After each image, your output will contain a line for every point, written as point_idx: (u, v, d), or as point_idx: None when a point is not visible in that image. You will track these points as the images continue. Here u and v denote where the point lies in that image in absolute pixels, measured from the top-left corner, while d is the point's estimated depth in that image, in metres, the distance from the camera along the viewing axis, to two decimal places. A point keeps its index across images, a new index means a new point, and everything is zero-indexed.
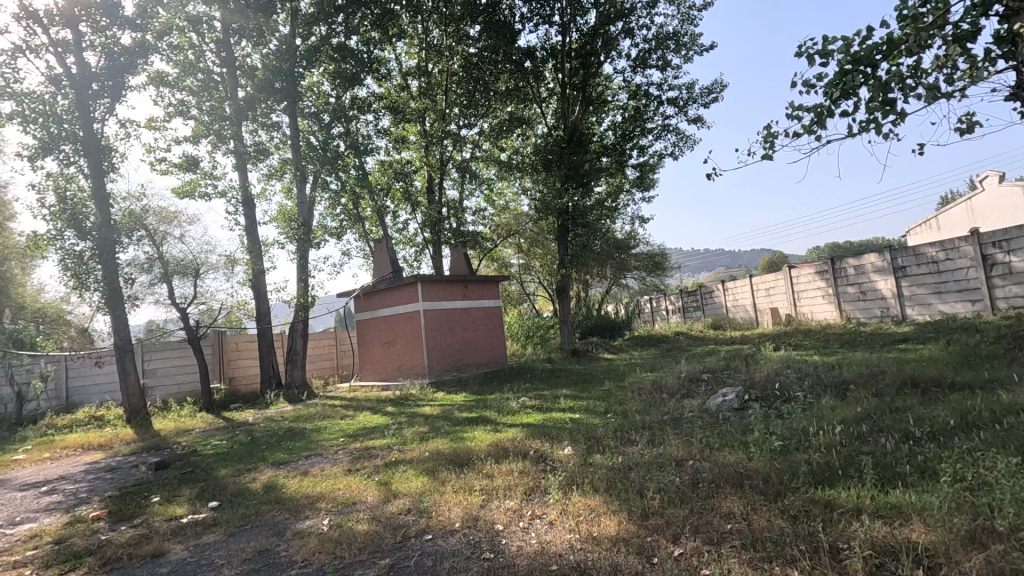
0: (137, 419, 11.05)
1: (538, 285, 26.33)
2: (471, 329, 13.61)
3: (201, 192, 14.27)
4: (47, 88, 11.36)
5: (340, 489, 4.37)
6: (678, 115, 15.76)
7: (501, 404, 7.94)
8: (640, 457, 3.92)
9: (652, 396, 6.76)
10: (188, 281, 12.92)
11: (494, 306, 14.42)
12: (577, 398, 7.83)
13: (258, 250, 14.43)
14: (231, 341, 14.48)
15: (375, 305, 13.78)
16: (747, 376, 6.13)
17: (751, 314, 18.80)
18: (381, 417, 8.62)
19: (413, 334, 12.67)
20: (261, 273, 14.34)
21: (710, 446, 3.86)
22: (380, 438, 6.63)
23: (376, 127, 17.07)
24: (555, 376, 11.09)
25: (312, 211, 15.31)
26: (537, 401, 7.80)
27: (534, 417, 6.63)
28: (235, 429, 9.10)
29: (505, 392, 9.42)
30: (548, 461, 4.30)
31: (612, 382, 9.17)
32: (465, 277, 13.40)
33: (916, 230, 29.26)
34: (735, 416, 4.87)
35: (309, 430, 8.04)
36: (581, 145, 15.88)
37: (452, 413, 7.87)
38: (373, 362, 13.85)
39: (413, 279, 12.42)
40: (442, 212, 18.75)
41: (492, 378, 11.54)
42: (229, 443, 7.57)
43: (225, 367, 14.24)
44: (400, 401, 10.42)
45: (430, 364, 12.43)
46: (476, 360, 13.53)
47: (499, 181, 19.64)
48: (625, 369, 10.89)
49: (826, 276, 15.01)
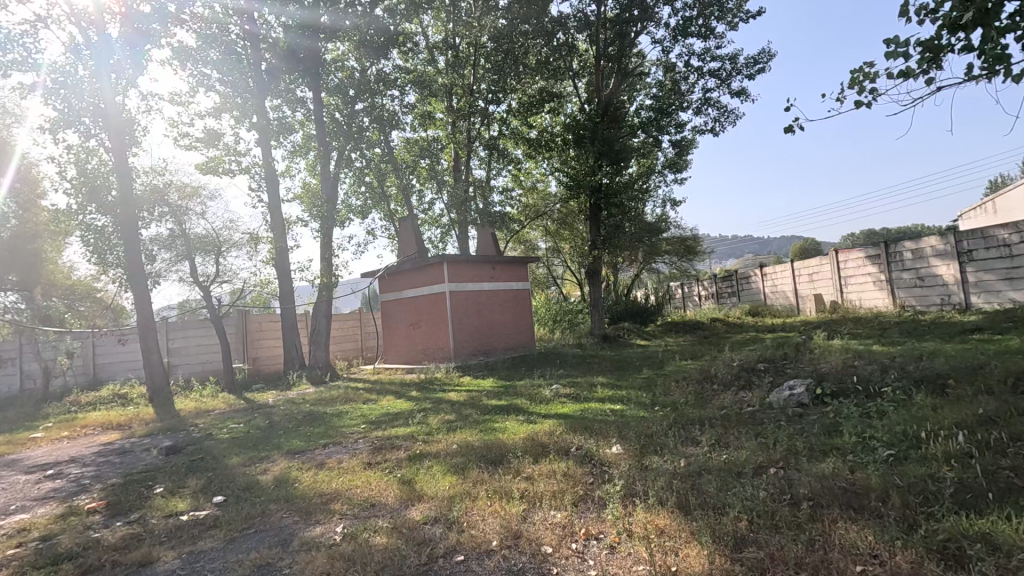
0: (159, 398, 10.90)
1: (565, 268, 25.66)
2: (498, 312, 13.07)
3: (224, 168, 13.97)
4: (67, 58, 10.98)
5: (358, 488, 3.88)
6: (720, 87, 14.78)
7: (532, 391, 7.39)
8: (708, 462, 3.33)
9: (702, 387, 6.12)
10: (210, 259, 12.65)
11: (522, 288, 13.86)
12: (614, 387, 7.24)
13: (281, 228, 14.08)
14: (255, 321, 14.24)
15: (400, 286, 13.31)
16: (813, 367, 5.44)
17: (792, 300, 17.77)
18: (404, 402, 8.18)
19: (438, 316, 12.19)
20: (285, 251, 13.99)
21: (795, 450, 3.25)
22: (403, 426, 6.15)
23: (402, 103, 16.49)
24: (587, 362, 10.47)
25: (335, 188, 14.84)
26: (571, 389, 7.23)
27: (570, 407, 6.07)
28: (254, 411, 8.78)
29: (536, 378, 8.87)
30: (595, 462, 3.74)
31: (650, 370, 8.55)
32: (493, 258, 12.86)
33: (971, 214, 27.58)
34: (809, 414, 4.22)
35: (329, 414, 7.63)
36: (616, 120, 15.02)
37: (480, 400, 7.36)
38: (397, 345, 13.44)
39: (439, 260, 11.92)
40: (469, 192, 18.15)
41: (520, 363, 10.99)
42: (247, 427, 7.21)
43: (249, 347, 14.03)
44: (424, 385, 9.95)
45: (456, 347, 11.96)
46: (503, 344, 13.02)
47: (528, 159, 18.88)
48: (662, 356, 10.22)
49: (879, 261, 13.97)
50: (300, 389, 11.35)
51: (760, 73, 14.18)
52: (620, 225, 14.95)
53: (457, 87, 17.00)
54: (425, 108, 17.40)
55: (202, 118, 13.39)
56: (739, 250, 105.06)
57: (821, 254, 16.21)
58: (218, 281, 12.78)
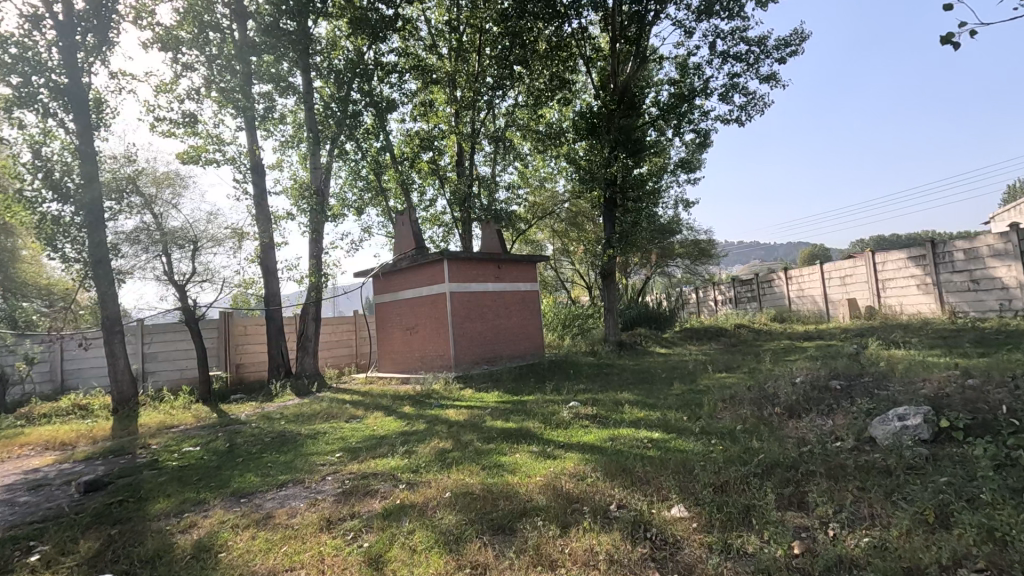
0: (125, 410, 9.87)
1: (574, 271, 24.49)
2: (504, 316, 11.86)
3: (207, 159, 12.86)
4: (26, 29, 9.80)
5: (305, 568, 2.66)
6: (747, 72, 13.56)
7: (547, 411, 6.16)
8: (847, 555, 2.10)
9: (763, 411, 4.85)
10: (187, 255, 11.52)
11: (531, 290, 12.66)
12: (646, 406, 6.01)
13: (268, 222, 12.92)
14: (238, 324, 13.08)
15: (396, 287, 12.08)
16: (916, 390, 4.21)
17: (821, 305, 16.44)
18: (395, 421, 6.97)
19: (438, 320, 10.97)
20: (272, 248, 12.83)
21: (992, 537, 2.03)
22: (388, 456, 4.94)
23: (401, 91, 15.39)
24: (605, 374, 9.23)
25: (328, 181, 13.68)
26: (594, 409, 5.97)
27: (596, 435, 4.84)
28: (220, 429, 7.56)
29: (549, 393, 7.64)
30: (653, 539, 2.51)
31: (683, 385, 7.32)
32: (499, 256, 11.67)
33: (1001, 216, 26.32)
34: (950, 461, 2.99)
35: (304, 435, 6.40)
36: (633, 108, 13.80)
37: (483, 420, 6.13)
38: (392, 352, 12.21)
39: (439, 257, 10.71)
40: (472, 188, 17.01)
41: (529, 374, 9.76)
42: (202, 451, 5.99)
43: (232, 353, 12.87)
44: (420, 399, 8.73)
45: (457, 355, 10.73)
46: (509, 352, 11.81)
47: (536, 154, 17.70)
48: (692, 368, 8.98)
49: (924, 262, 12.68)
50: (283, 401, 10.17)
51: (792, 56, 12.97)
52: (636, 222, 13.75)
53: (461, 75, 15.88)
54: (426, 97, 16.27)
55: (182, 103, 12.32)
56: (747, 255, 103.78)
57: (856, 256, 14.88)
58: (198, 280, 11.67)
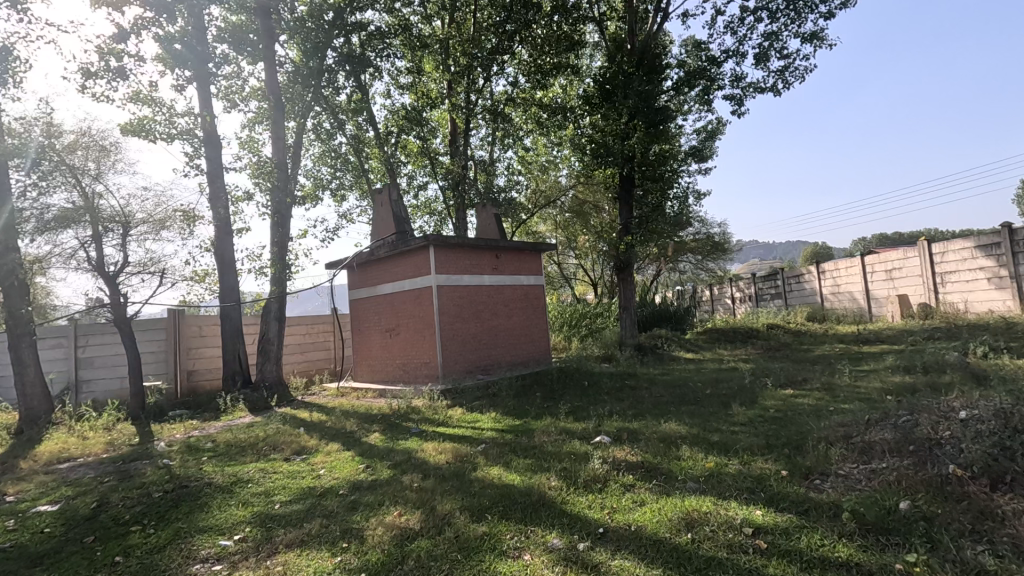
0: (29, 431, 7.96)
1: (579, 267, 22.65)
2: (503, 316, 9.91)
3: (153, 131, 10.91)
4: None
5: None
6: (789, 27, 11.59)
7: (566, 455, 4.26)
8: None
9: (934, 475, 2.93)
10: (119, 241, 9.57)
11: (534, 284, 10.72)
12: (713, 449, 4.10)
13: (223, 203, 10.89)
14: (191, 325, 11.15)
15: (374, 280, 10.10)
16: None
17: (862, 303, 14.53)
18: (353, 460, 5.06)
19: (423, 320, 9.02)
20: (228, 234, 10.83)
21: None
22: (316, 547, 3.03)
23: (387, 58, 13.54)
24: (632, 389, 7.32)
25: (297, 157, 11.70)
26: (638, 455, 4.04)
27: (657, 517, 2.93)
28: (122, 465, 5.63)
29: (563, 420, 5.71)
30: None
31: (747, 409, 5.40)
32: (496, 243, 9.73)
33: None
34: None
35: (215, 484, 4.46)
36: (654, 71, 11.88)
37: (473, 469, 4.21)
38: (369, 358, 10.26)
39: (425, 243, 8.76)
40: (468, 171, 15.15)
41: (536, 388, 7.85)
42: (55, 514, 4.02)
43: (182, 359, 10.94)
44: (398, 422, 6.80)
45: (447, 363, 8.79)
46: (509, 358, 9.88)
47: (538, 133, 15.80)
48: (742, 381, 7.07)
49: (997, 252, 10.77)
50: (230, 420, 8.23)
51: (843, 8, 10.99)
52: (661, 205, 12.06)
53: (454, 40, 13.96)
54: (415, 67, 14.34)
55: (119, 61, 10.37)
56: (749, 253, 102.55)
57: (907, 246, 12.98)
58: (135, 271, 9.71)
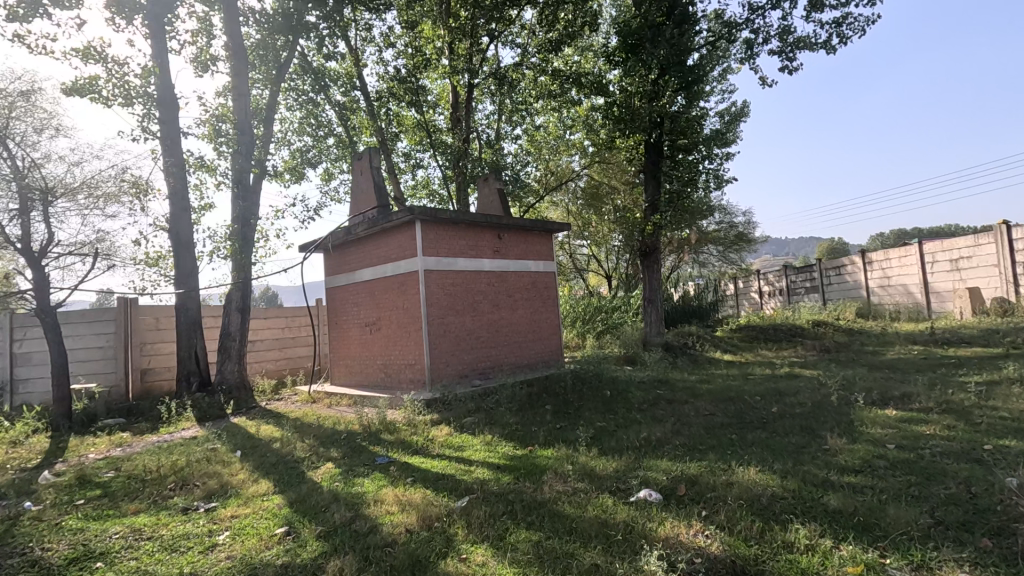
0: None
1: (591, 258, 20.96)
2: (505, 309, 8.25)
3: (101, 90, 9.37)
4: None
5: None
6: None
7: (596, 535, 2.61)
8: None
9: None
10: (44, 215, 8.01)
11: (544, 272, 9.05)
12: (846, 532, 2.42)
13: (179, 174, 9.26)
14: (145, 316, 9.62)
15: (352, 264, 8.47)
16: None
17: (918, 297, 12.71)
18: (276, 515, 3.43)
19: (408, 313, 7.38)
20: (184, 210, 9.21)
21: None
22: None
23: (378, 15, 11.89)
24: (670, 405, 5.63)
25: (270, 122, 10.06)
26: (721, 542, 2.38)
27: None
28: None
29: (584, 454, 4.05)
30: None
31: (851, 446, 3.71)
32: (499, 220, 8.08)
33: None
34: None
35: (42, 566, 2.83)
36: (686, 21, 9.78)
37: (443, 556, 2.57)
38: (347, 357, 8.66)
39: (410, 217, 7.11)
40: (471, 148, 13.52)
41: (546, 400, 6.18)
42: None
43: (134, 356, 9.42)
44: (363, 445, 5.17)
45: (436, 365, 7.16)
46: (512, 359, 8.24)
47: (550, 106, 14.11)
48: (818, 397, 5.36)
49: None
50: (168, 433, 6.69)
51: None
52: (695, 176, 10.34)
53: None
54: (411, 29, 12.68)
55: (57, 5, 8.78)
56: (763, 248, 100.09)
57: (980, 231, 11.15)
58: (67, 251, 8.15)
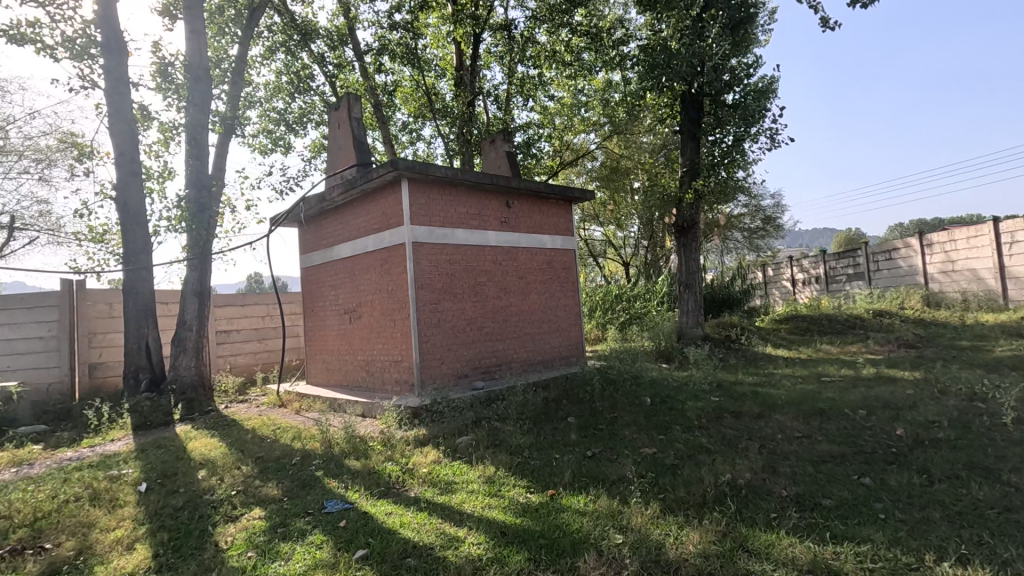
0: None
1: (607, 244, 19.38)
2: (514, 292, 6.73)
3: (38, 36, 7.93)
4: None
5: None
6: None
7: None
8: None
9: None
10: None
11: (561, 249, 7.51)
12: None
13: (128, 133, 7.79)
14: (97, 302, 8.23)
15: (330, 239, 6.97)
16: None
17: (990, 284, 11.04)
18: None
19: (394, 297, 5.89)
20: (133, 176, 7.74)
21: None
22: None
23: None
24: (740, 421, 4.10)
25: (240, 73, 8.54)
26: None
27: None
28: None
29: (641, 512, 2.54)
30: None
31: None
32: (508, 183, 6.54)
33: None
34: None
35: None
36: None
37: None
38: (323, 351, 7.21)
39: (395, 175, 5.59)
40: (476, 116, 11.99)
41: (569, 411, 4.67)
42: None
43: (83, 349, 8.05)
44: (316, 476, 3.69)
45: (428, 363, 5.67)
46: (523, 355, 6.74)
47: (566, 69, 12.52)
48: (955, 413, 3.81)
49: None
50: (90, 447, 5.28)
51: None
52: (741, 136, 8.73)
53: None
54: None
55: None
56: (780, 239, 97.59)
57: None
58: None
